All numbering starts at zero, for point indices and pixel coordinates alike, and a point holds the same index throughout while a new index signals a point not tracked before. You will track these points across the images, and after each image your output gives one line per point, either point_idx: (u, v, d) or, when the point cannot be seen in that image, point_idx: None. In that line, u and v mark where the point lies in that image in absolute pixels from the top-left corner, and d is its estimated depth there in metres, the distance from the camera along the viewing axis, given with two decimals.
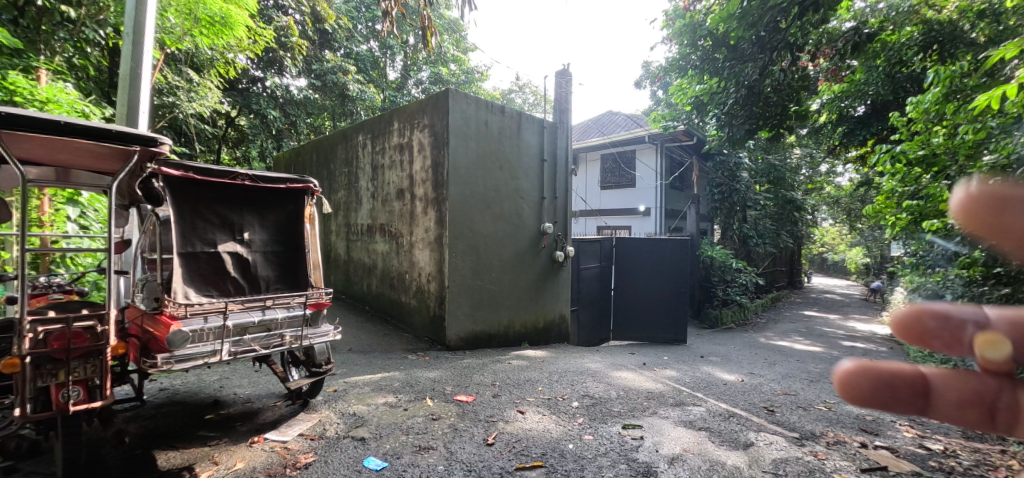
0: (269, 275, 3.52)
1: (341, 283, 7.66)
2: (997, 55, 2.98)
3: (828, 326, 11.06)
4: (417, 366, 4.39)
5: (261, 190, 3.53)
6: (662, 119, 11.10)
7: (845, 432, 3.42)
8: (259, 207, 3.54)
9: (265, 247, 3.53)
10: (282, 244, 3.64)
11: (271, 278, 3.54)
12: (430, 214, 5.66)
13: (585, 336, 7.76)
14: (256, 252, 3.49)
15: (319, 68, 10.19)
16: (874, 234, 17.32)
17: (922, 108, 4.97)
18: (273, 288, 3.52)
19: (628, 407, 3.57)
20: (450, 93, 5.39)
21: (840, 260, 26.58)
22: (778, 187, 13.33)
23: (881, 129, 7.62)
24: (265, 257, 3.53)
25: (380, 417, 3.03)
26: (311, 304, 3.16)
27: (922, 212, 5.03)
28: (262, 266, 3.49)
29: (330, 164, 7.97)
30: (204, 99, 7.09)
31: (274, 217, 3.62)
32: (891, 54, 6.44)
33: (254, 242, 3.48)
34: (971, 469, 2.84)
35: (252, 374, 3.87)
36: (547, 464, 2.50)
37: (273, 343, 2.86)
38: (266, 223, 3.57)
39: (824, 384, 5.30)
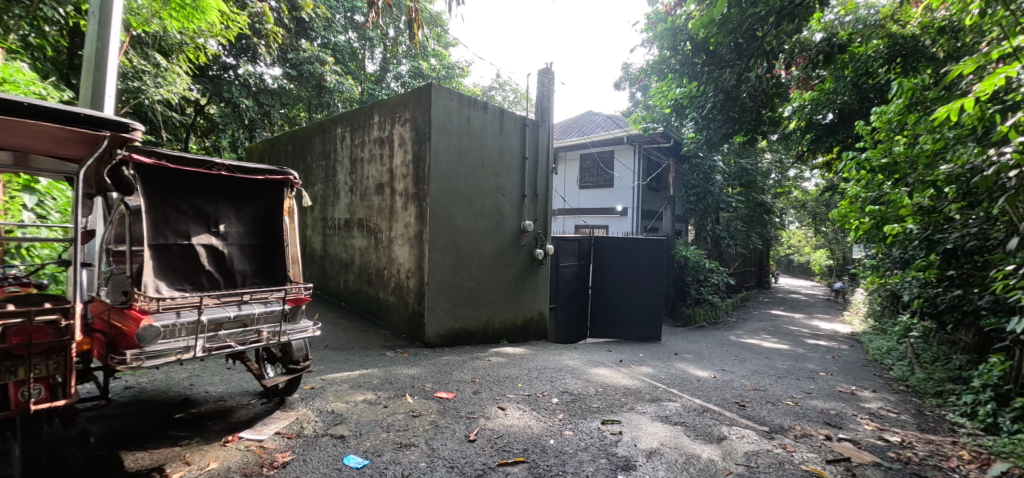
0: (245, 269, 3.41)
1: (316, 278, 7.49)
2: (957, 70, 3.13)
3: (794, 324, 11.47)
4: (396, 363, 4.34)
5: (238, 181, 3.43)
6: (641, 121, 11.30)
7: (811, 426, 3.55)
8: (235, 199, 3.44)
9: (242, 240, 3.42)
10: (260, 238, 3.54)
11: (248, 272, 3.43)
12: (410, 209, 5.59)
13: (562, 334, 7.84)
14: (232, 245, 3.37)
15: (294, 57, 9.88)
16: (838, 237, 18.04)
17: (887, 118, 5.19)
18: (250, 283, 3.41)
19: (606, 403, 3.62)
20: (433, 87, 5.33)
21: (805, 262, 27.53)
22: (749, 190, 13.73)
23: (846, 137, 7.90)
24: (242, 250, 3.42)
25: (359, 415, 2.98)
26: (289, 300, 3.09)
27: (884, 217, 5.25)
28: (238, 260, 3.38)
29: (306, 156, 7.78)
30: (171, 85, 6.80)
31: (252, 209, 3.52)
32: (859, 66, 6.76)
33: (230, 235, 3.37)
34: (926, 460, 2.99)
35: (224, 372, 3.75)
36: (529, 460, 2.51)
37: (249, 340, 2.77)
38: (244, 216, 3.47)
39: (791, 380, 5.50)
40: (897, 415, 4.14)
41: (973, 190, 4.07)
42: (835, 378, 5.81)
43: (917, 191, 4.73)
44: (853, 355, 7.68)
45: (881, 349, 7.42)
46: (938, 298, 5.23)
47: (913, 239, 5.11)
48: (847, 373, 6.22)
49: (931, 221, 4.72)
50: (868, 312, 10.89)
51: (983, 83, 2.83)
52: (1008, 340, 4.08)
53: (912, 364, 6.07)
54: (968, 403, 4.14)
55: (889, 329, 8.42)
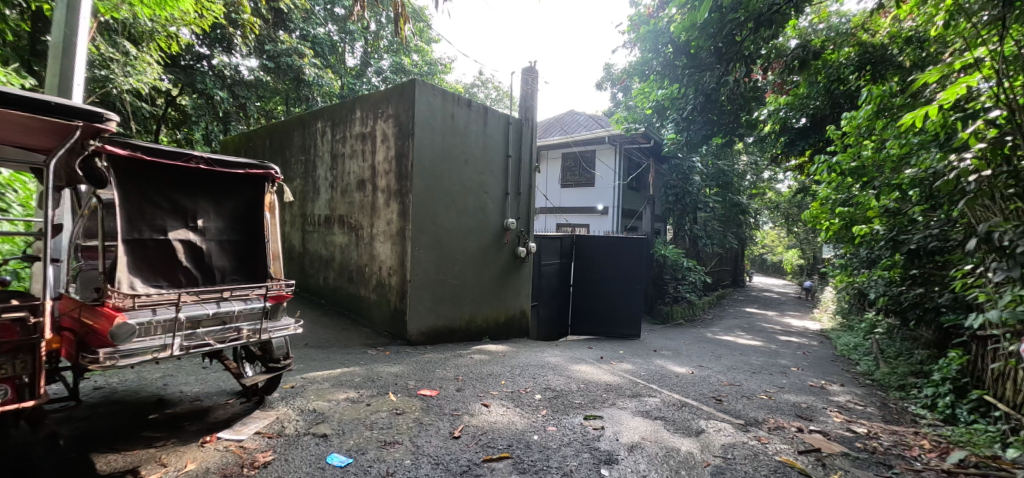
0: (225, 266, 3.32)
1: (295, 276, 7.36)
2: (924, 79, 3.35)
3: (768, 322, 11.78)
4: (378, 361, 4.30)
5: (217, 175, 3.34)
6: (624, 121, 11.43)
7: (784, 419, 3.67)
8: (214, 193, 3.35)
9: (221, 236, 3.34)
10: (240, 233, 3.46)
11: (228, 268, 3.35)
12: (393, 206, 5.54)
13: (544, 331, 7.89)
14: (211, 241, 3.29)
15: (272, 49, 9.64)
16: (809, 238, 18.59)
17: (857, 123, 5.36)
18: (229, 280, 3.33)
19: (588, 399, 3.66)
20: (416, 83, 5.29)
21: (778, 261, 28.30)
22: (726, 190, 14.05)
23: (817, 141, 8.17)
24: (221, 246, 3.33)
25: (342, 413, 2.94)
26: (270, 297, 3.03)
27: (852, 218, 5.50)
28: (217, 256, 3.30)
29: (285, 151, 7.62)
30: (142, 74, 6.57)
31: (231, 204, 3.44)
32: (831, 72, 6.97)
33: (209, 230, 3.29)
34: (891, 449, 3.12)
35: (200, 371, 3.65)
36: (514, 456, 2.52)
37: (228, 338, 2.70)
38: (223, 211, 3.39)
39: (765, 375, 5.66)
40: (864, 407, 4.31)
41: (935, 194, 4.24)
42: (805, 373, 6.00)
43: (884, 193, 4.95)
44: (822, 351, 7.95)
45: (848, 345, 7.70)
46: (903, 296, 5.46)
47: (879, 239, 5.29)
48: (817, 368, 6.44)
49: (896, 222, 4.93)
50: (837, 309, 11.30)
51: (947, 92, 3.04)
52: (966, 336, 4.29)
53: (878, 359, 6.32)
54: (929, 396, 4.34)
55: (856, 326, 8.75)
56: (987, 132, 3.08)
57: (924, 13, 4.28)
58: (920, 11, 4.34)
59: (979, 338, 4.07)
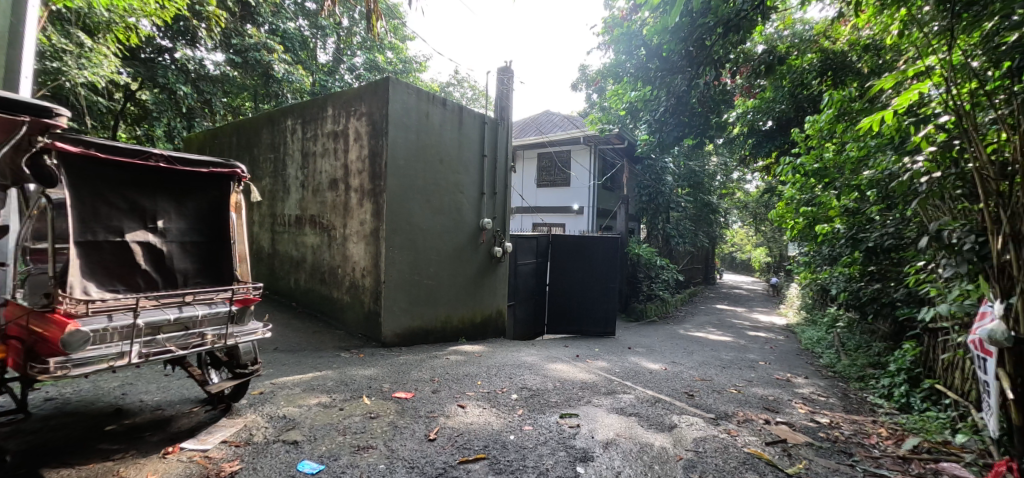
0: (187, 268, 3.22)
1: (265, 278, 7.15)
2: (881, 84, 3.57)
3: (737, 318, 12.13)
4: (352, 364, 4.21)
5: (179, 174, 3.23)
6: (598, 122, 11.49)
7: (752, 411, 3.78)
8: (176, 193, 3.24)
9: (183, 237, 3.24)
10: (203, 234, 3.37)
11: (190, 271, 3.25)
12: (366, 206, 5.44)
13: (520, 331, 7.90)
14: (172, 242, 3.18)
15: (239, 44, 9.33)
16: (775, 236, 19.24)
17: (819, 126, 5.60)
18: (192, 283, 3.24)
19: (564, 397, 3.69)
20: (390, 81, 5.21)
21: (746, 259, 29.23)
22: (697, 191, 14.45)
23: (782, 143, 8.62)
24: (183, 247, 3.23)
25: (313, 418, 2.88)
26: (236, 300, 2.93)
27: (815, 217, 5.79)
28: (179, 258, 3.19)
29: (253, 149, 7.40)
30: (97, 67, 6.25)
31: (194, 204, 3.34)
32: (795, 77, 7.25)
33: (170, 231, 3.17)
34: (851, 438, 3.26)
35: (161, 378, 3.49)
36: (490, 456, 2.51)
37: (192, 344, 2.60)
38: (185, 211, 3.28)
39: (734, 370, 5.82)
40: (826, 398, 4.49)
41: (890, 194, 4.43)
42: (772, 367, 6.19)
43: (844, 194, 5.19)
44: (788, 345, 8.23)
45: (812, 339, 7.99)
46: (863, 291, 5.71)
47: (840, 238, 5.58)
48: (783, 361, 6.65)
49: (855, 221, 5.19)
50: (802, 305, 11.73)
51: (900, 97, 3.26)
52: (919, 328, 4.51)
53: (839, 352, 6.59)
54: (886, 386, 4.54)
55: (819, 321, 9.12)
56: (936, 136, 3.25)
57: (881, 22, 4.48)
58: (877, 20, 4.53)
59: (931, 330, 4.28)
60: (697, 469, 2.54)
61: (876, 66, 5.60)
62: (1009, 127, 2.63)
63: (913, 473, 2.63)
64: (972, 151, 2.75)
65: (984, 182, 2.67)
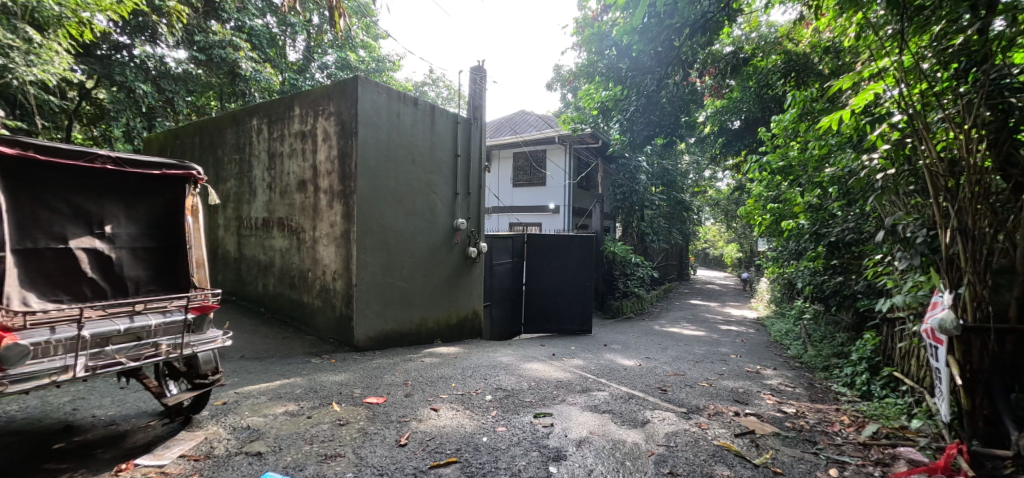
0: (139, 275, 3.11)
1: (231, 283, 6.92)
2: (838, 85, 3.82)
3: (710, 312, 12.40)
4: (322, 371, 4.11)
5: (128, 177, 3.08)
6: (571, 122, 11.28)
7: (722, 404, 3.86)
8: (125, 196, 3.10)
9: (134, 243, 3.11)
10: (156, 239, 3.24)
11: (143, 278, 3.14)
12: (336, 208, 5.31)
13: (496, 331, 7.87)
14: (122, 249, 3.05)
15: (203, 40, 8.99)
16: (746, 232, 19.76)
17: (783, 125, 5.79)
18: (145, 291, 3.13)
19: (539, 397, 3.69)
20: (359, 80, 5.11)
21: (719, 255, 29.98)
22: (670, 189, 14.81)
23: (750, 142, 9.12)
24: (134, 253, 3.11)
25: (279, 428, 2.79)
26: (193, 308, 2.81)
27: (782, 213, 6.16)
28: (129, 265, 3.07)
29: (217, 149, 7.15)
30: (48, 63, 5.94)
31: (146, 208, 3.20)
32: (761, 78, 7.49)
33: (119, 237, 3.05)
34: (815, 427, 3.37)
35: (117, 392, 3.33)
36: (462, 460, 2.48)
37: (144, 355, 2.48)
38: (136, 215, 3.15)
39: (706, 364, 5.94)
40: (793, 388, 4.63)
41: (850, 191, 4.61)
42: (743, 360, 6.34)
43: (808, 191, 5.40)
44: (758, 337, 8.47)
45: (781, 331, 8.23)
46: (827, 283, 5.93)
47: (804, 233, 5.84)
48: (754, 354, 6.82)
49: (819, 217, 5.43)
50: (772, 299, 12.08)
51: (857, 98, 3.41)
52: (879, 319, 4.70)
53: (805, 343, 6.81)
54: (849, 375, 4.71)
55: (787, 313, 9.41)
56: (890, 134, 3.38)
57: (839, 24, 4.66)
58: (836, 23, 4.70)
59: (889, 320, 4.46)
60: (668, 464, 2.57)
61: (832, 68, 5.84)
62: (956, 125, 2.76)
63: (871, 459, 2.73)
64: (922, 148, 2.87)
65: (934, 179, 2.79)
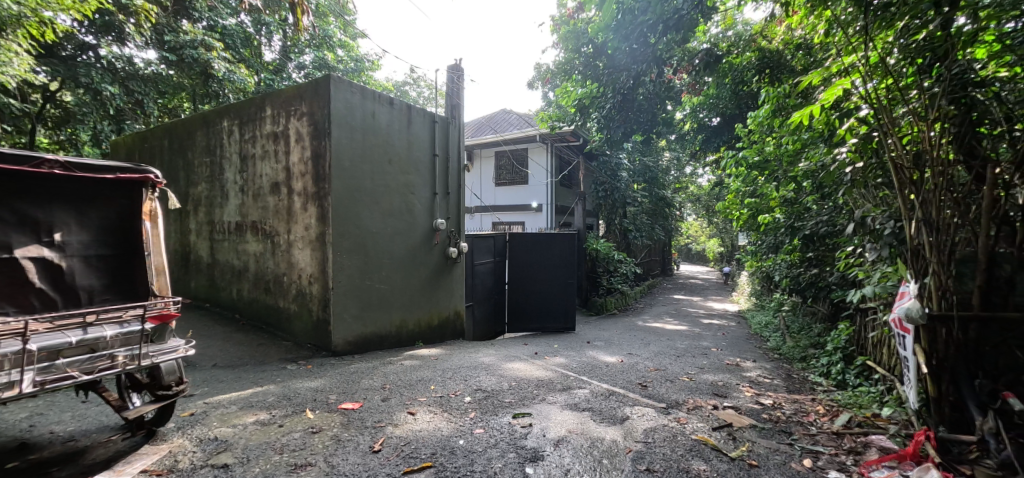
0: (92, 284, 3.09)
1: (205, 290, 6.73)
2: (808, 81, 3.91)
3: (692, 307, 12.55)
4: (297, 377, 4.02)
5: (79, 182, 3.06)
6: (549, 119, 11.26)
7: (701, 398, 3.90)
8: (75, 203, 3.06)
9: (86, 251, 3.08)
10: (111, 247, 3.20)
11: (96, 287, 3.11)
12: (311, 210, 5.20)
13: (479, 331, 7.81)
14: (73, 258, 3.02)
15: (173, 40, 8.71)
16: (727, 227, 20.05)
17: (759, 122, 5.89)
18: (99, 300, 3.11)
19: (519, 397, 3.66)
20: (332, 79, 5.01)
21: (701, 249, 30.44)
22: (652, 186, 15.03)
23: (728, 138, 9.29)
24: (86, 262, 3.08)
25: (248, 439, 2.70)
26: (152, 317, 2.67)
27: (759, 208, 6.32)
28: (81, 274, 3.05)
29: (186, 152, 6.95)
30: (7, 65, 5.68)
31: (99, 214, 3.16)
32: (736, 75, 7.55)
33: (70, 245, 3.02)
34: (791, 417, 3.41)
35: (78, 406, 3.19)
36: (436, 464, 2.44)
37: (99, 367, 2.39)
38: (88, 222, 3.10)
39: (688, 358, 5.99)
40: (771, 380, 4.69)
41: (823, 185, 4.68)
42: (724, 353, 6.42)
43: (783, 186, 5.52)
44: (739, 330, 8.60)
45: (760, 324, 8.38)
46: (803, 275, 6.06)
47: (781, 227, 5.96)
48: (734, 347, 6.91)
49: (794, 210, 5.55)
50: (752, 292, 12.29)
51: (826, 92, 3.46)
52: (852, 309, 4.80)
53: (784, 335, 6.94)
54: (825, 365, 4.80)
55: (767, 306, 9.59)
56: (858, 128, 3.42)
57: (809, 21, 4.75)
58: (806, 21, 4.77)
59: (862, 310, 4.56)
60: (645, 460, 2.57)
61: (802, 65, 5.99)
62: (918, 119, 2.81)
63: (844, 448, 2.77)
64: (888, 142, 2.92)
65: (899, 171, 2.85)
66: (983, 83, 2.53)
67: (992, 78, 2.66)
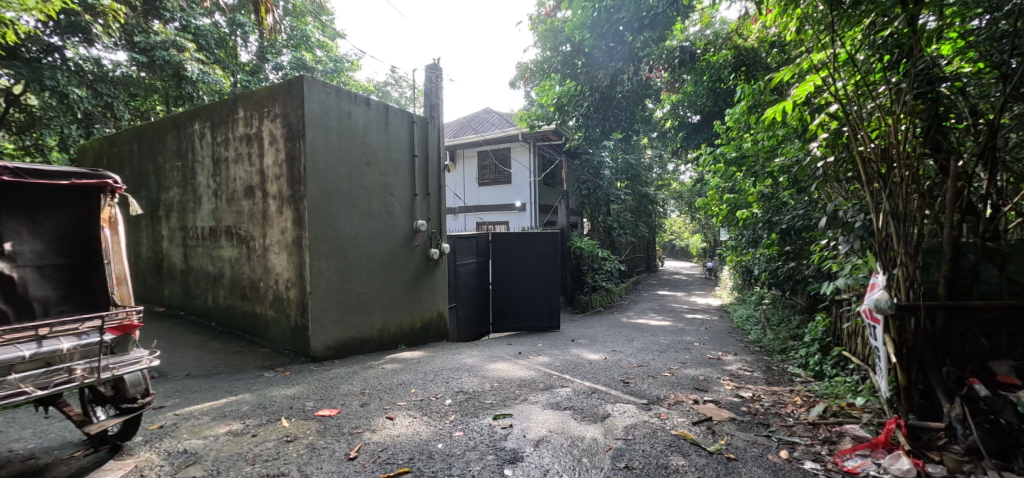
0: (47, 295, 3.02)
1: (179, 297, 6.55)
2: (780, 77, 3.96)
3: (677, 302, 12.68)
4: (274, 385, 3.93)
5: (35, 189, 3.01)
6: (529, 118, 11.23)
7: (683, 393, 3.92)
8: (26, 211, 3.00)
9: (40, 260, 3.01)
10: (66, 256, 3.14)
11: (52, 299, 3.04)
12: (286, 213, 5.10)
13: (463, 332, 7.76)
14: (27, 268, 2.95)
15: (143, 41, 8.45)
16: (709, 222, 20.33)
17: (736, 118, 5.96)
18: (56, 311, 3.05)
19: (500, 398, 3.63)
20: (306, 79, 4.92)
21: (685, 245, 30.82)
22: (635, 184, 15.20)
23: (708, 135, 9.42)
24: (41, 272, 3.01)
25: (219, 450, 2.63)
26: (111, 328, 2.61)
27: (737, 203, 6.43)
28: (36, 285, 2.98)
29: (157, 156, 6.75)
30: None
31: (54, 221, 3.10)
32: (714, 72, 7.61)
33: (23, 255, 2.95)
34: (769, 409, 3.45)
35: (40, 422, 3.07)
36: (413, 469, 2.40)
37: (55, 382, 2.30)
38: (42, 230, 3.04)
39: (671, 353, 6.04)
40: (751, 372, 4.76)
41: (799, 181, 4.74)
42: (706, 347, 6.50)
43: (760, 182, 5.61)
44: (721, 324, 8.72)
45: (742, 317, 8.52)
46: (780, 269, 6.17)
47: (758, 222, 6.07)
48: (716, 341, 7.01)
49: (771, 205, 5.64)
50: (735, 286, 12.48)
51: (798, 89, 3.51)
52: (828, 301, 4.89)
53: (764, 327, 7.05)
54: (803, 356, 4.90)
55: (748, 300, 9.75)
56: (829, 123, 3.48)
57: (782, 19, 4.82)
58: (779, 19, 4.85)
59: (836, 302, 4.65)
60: (624, 458, 2.57)
61: (776, 62, 6.08)
62: (885, 113, 2.86)
63: (820, 438, 2.81)
64: (856, 137, 2.97)
65: (867, 166, 2.91)
66: (947, 79, 2.59)
67: (955, 74, 2.72)
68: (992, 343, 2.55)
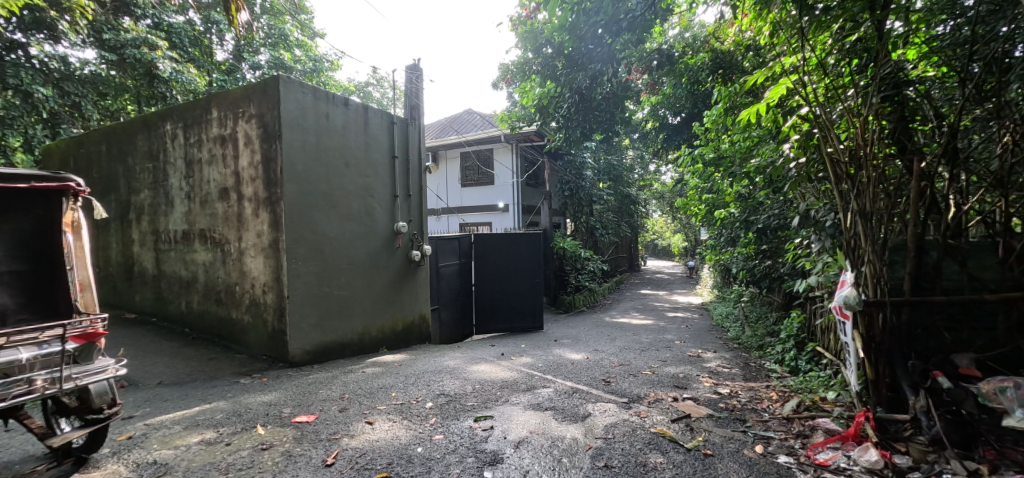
0: (6, 303, 3.01)
1: (152, 303, 6.36)
2: (753, 80, 4.04)
3: (658, 301, 12.83)
4: (250, 391, 3.85)
5: None
6: (509, 119, 11.25)
7: (662, 391, 3.97)
8: None
9: None
10: (27, 262, 3.13)
11: (11, 306, 3.03)
12: (262, 216, 5.00)
13: (446, 334, 7.71)
14: None
15: (112, 38, 8.16)
16: (689, 222, 20.65)
17: (713, 120, 6.07)
18: (15, 319, 3.03)
19: (481, 400, 3.62)
20: (282, 79, 4.83)
21: (667, 245, 31.22)
22: (616, 184, 15.34)
23: (687, 136, 9.58)
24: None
25: (190, 460, 2.56)
26: (74, 337, 2.53)
27: (715, 203, 6.55)
28: None
29: (127, 158, 6.55)
30: None
31: (12, 226, 3.09)
32: (691, 74, 7.73)
33: None
34: (746, 405, 3.52)
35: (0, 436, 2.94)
36: (392, 474, 2.38)
37: (13, 393, 2.20)
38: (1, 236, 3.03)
39: (652, 352, 6.11)
40: (730, 369, 4.85)
41: (773, 182, 4.85)
42: (687, 345, 6.59)
43: (737, 182, 5.72)
44: (701, 322, 8.86)
45: (722, 314, 8.67)
46: (757, 268, 6.30)
47: (736, 221, 6.18)
48: (697, 338, 7.11)
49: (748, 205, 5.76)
50: (715, 285, 12.68)
51: (771, 92, 3.59)
52: (802, 298, 5.01)
53: (743, 324, 7.19)
54: (780, 352, 5.00)
55: (728, 298, 9.92)
56: (801, 125, 3.57)
57: (756, 23, 4.93)
58: (754, 23, 4.95)
59: (810, 299, 4.77)
60: (603, 457, 2.59)
61: (750, 65, 6.22)
62: (853, 115, 2.94)
63: (793, 433, 2.88)
64: (825, 139, 3.05)
65: (836, 167, 2.99)
66: (911, 82, 2.68)
67: (919, 78, 2.82)
68: (953, 336, 2.69)
